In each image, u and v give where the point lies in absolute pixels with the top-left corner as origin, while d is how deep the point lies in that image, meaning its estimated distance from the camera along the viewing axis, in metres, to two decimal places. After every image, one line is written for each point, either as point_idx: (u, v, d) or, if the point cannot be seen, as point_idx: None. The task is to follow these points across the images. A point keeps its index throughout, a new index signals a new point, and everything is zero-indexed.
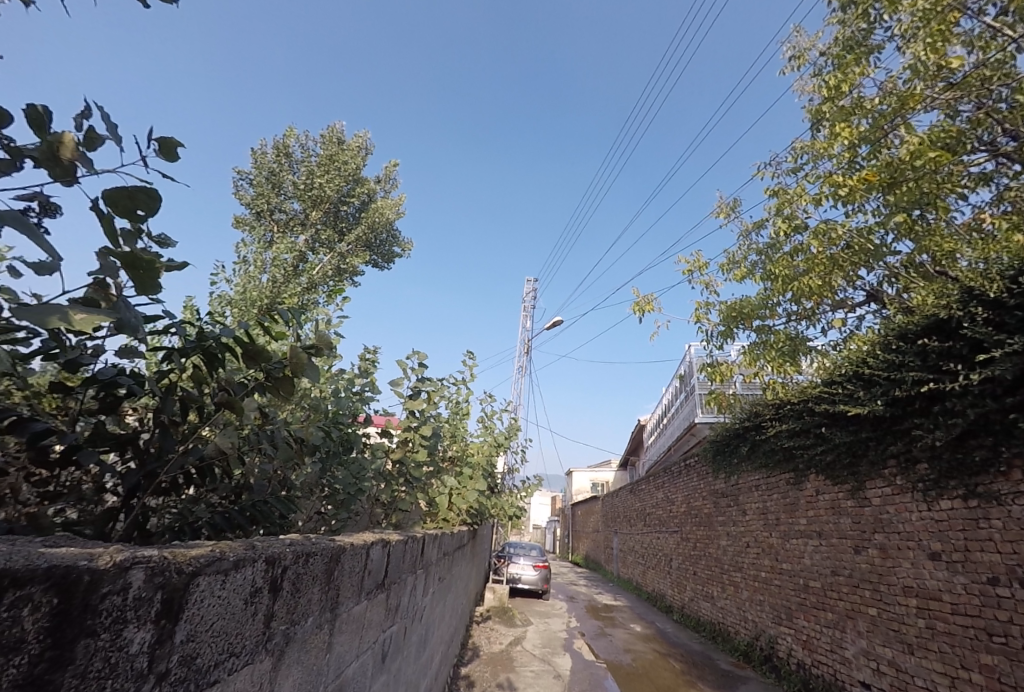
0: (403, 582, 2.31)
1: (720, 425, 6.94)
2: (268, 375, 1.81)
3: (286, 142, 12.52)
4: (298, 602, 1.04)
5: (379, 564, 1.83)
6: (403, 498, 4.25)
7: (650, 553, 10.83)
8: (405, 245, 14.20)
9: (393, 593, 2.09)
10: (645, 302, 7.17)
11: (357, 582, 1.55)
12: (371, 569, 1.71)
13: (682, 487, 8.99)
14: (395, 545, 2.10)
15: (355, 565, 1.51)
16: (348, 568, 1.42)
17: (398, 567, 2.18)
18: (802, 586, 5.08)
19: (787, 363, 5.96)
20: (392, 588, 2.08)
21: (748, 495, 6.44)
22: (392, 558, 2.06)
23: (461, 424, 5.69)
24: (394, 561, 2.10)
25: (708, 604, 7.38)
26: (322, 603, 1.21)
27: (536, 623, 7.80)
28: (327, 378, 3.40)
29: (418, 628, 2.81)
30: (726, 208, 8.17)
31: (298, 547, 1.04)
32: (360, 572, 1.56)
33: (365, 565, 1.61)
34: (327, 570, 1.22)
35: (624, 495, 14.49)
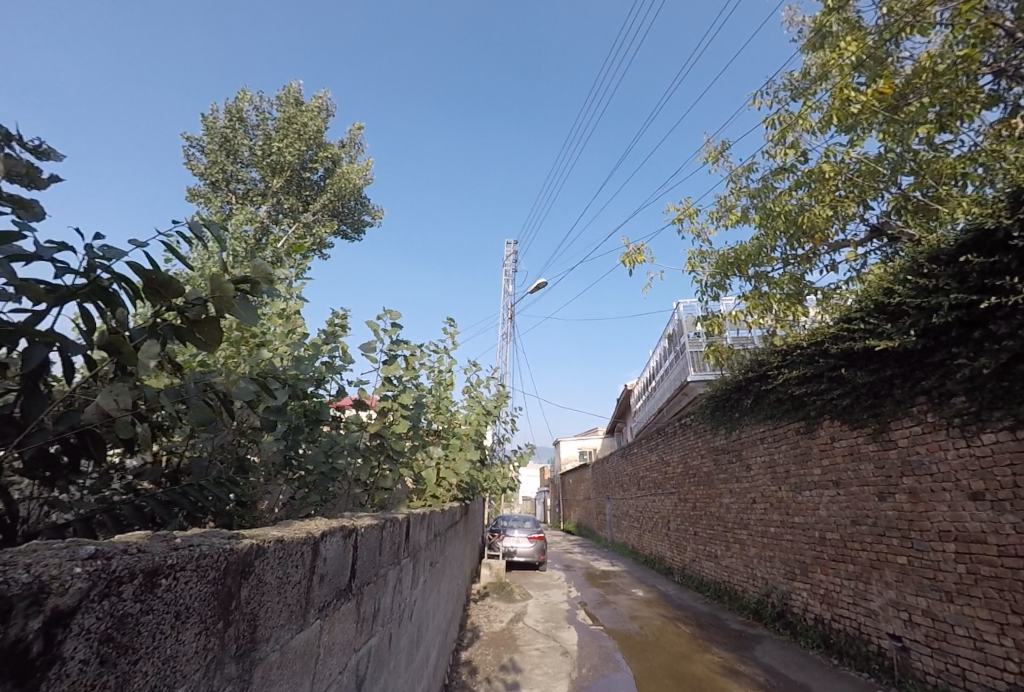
0: (381, 576, 1.81)
1: (719, 380, 6.61)
2: (180, 318, 1.38)
3: (238, 106, 11.46)
4: (120, 670, 0.57)
5: (341, 561, 1.32)
6: (385, 476, 3.74)
7: (645, 517, 10.67)
8: (375, 213, 13.36)
9: (367, 595, 1.59)
10: (636, 253, 6.69)
11: (298, 601, 1.05)
12: (325, 575, 1.20)
13: (678, 447, 8.73)
14: (367, 531, 1.59)
15: (292, 572, 1.01)
16: (274, 582, 0.93)
17: (373, 560, 1.67)
18: (818, 539, 4.81)
19: (790, 309, 5.63)
20: (367, 588, 1.59)
21: (751, 449, 6.16)
22: (363, 551, 1.55)
23: (445, 395, 5.19)
24: (366, 554, 1.59)
25: (711, 563, 7.19)
26: (207, 663, 0.73)
27: (536, 596, 7.52)
28: (283, 339, 2.84)
29: (407, 628, 2.33)
30: (714, 151, 7.70)
31: (114, 565, 0.57)
32: (303, 584, 1.06)
33: (313, 571, 1.11)
34: (213, 605, 0.74)
35: (615, 462, 14.32)
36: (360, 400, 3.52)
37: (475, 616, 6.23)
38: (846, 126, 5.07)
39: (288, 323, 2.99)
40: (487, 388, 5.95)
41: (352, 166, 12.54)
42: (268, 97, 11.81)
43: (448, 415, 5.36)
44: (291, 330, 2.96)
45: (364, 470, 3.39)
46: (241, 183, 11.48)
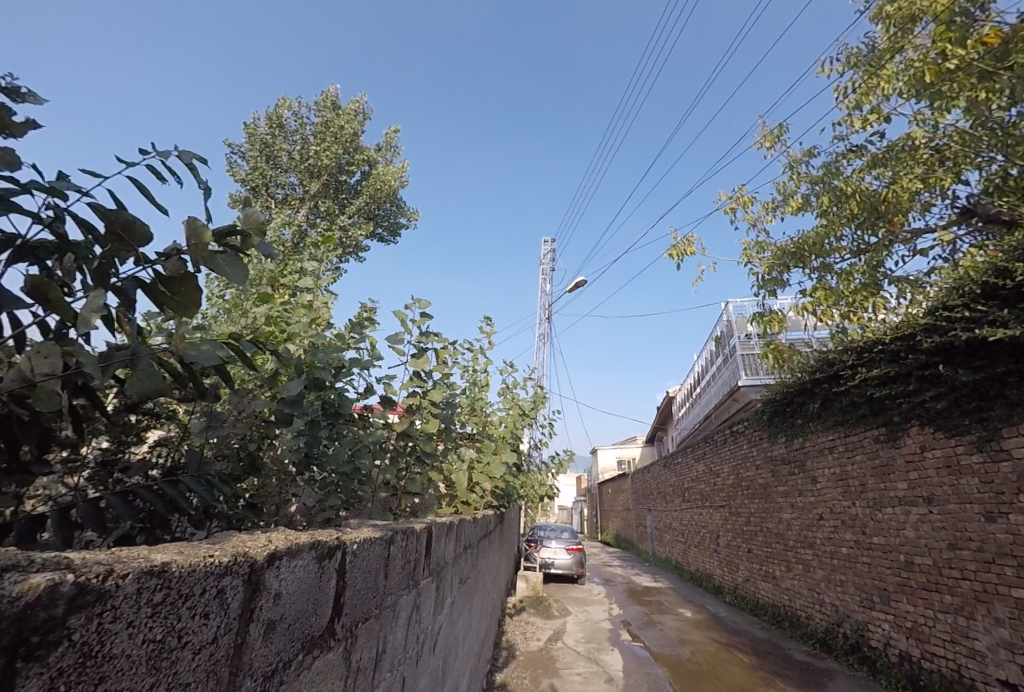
0: (388, 606, 1.56)
1: (778, 383, 6.02)
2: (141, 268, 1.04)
3: (278, 113, 11.73)
4: None
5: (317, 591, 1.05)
6: (413, 478, 3.47)
7: (691, 531, 10.01)
8: (411, 215, 13.38)
9: (363, 635, 1.35)
10: (683, 244, 6.20)
11: (211, 670, 0.68)
12: (287, 614, 0.90)
13: (729, 456, 8.09)
14: (363, 550, 1.33)
15: (193, 632, 0.62)
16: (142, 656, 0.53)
17: (373, 584, 1.42)
18: (904, 564, 4.19)
19: (865, 301, 5.02)
20: (362, 628, 1.34)
21: (817, 460, 5.52)
22: (357, 576, 1.30)
23: (479, 395, 4.89)
24: (362, 581, 1.33)
25: (768, 584, 6.54)
26: None
27: (575, 612, 7.06)
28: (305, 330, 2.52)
29: (425, 659, 2.03)
30: (771, 135, 7.15)
31: None
32: (218, 643, 0.68)
33: (247, 616, 0.76)
34: None
35: (656, 471, 13.64)
36: (386, 402, 3.26)
37: (510, 632, 5.86)
38: (927, 100, 4.59)
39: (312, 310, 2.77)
40: (523, 389, 5.63)
41: (388, 168, 12.60)
42: (307, 103, 12.04)
43: (482, 416, 5.07)
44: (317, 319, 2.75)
45: (391, 472, 3.13)
46: (281, 188, 11.68)
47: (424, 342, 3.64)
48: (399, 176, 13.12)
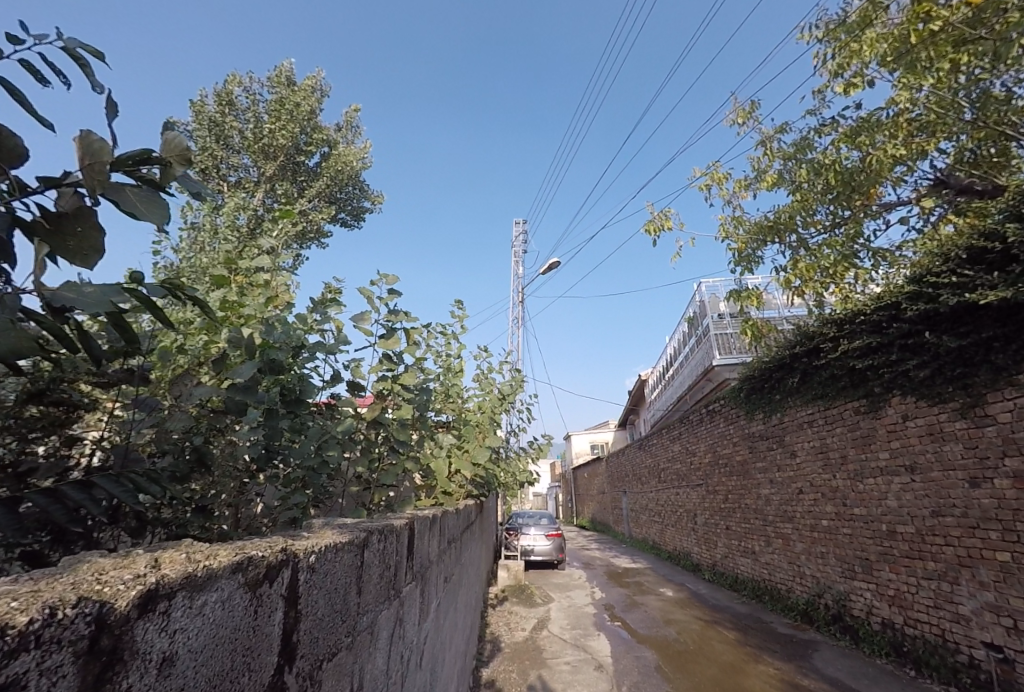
0: (363, 629, 1.31)
1: (755, 360, 6.00)
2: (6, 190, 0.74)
3: (228, 89, 10.85)
4: None
5: (237, 629, 0.77)
6: (388, 470, 3.18)
7: (667, 511, 10.10)
8: (375, 198, 12.81)
9: (331, 674, 1.12)
10: (661, 218, 6.09)
11: None
12: (170, 661, 0.62)
13: (704, 435, 8.14)
14: (324, 564, 1.09)
15: None
16: None
17: (341, 604, 1.18)
18: (886, 533, 4.22)
19: (844, 274, 4.99)
20: (329, 665, 1.11)
21: (795, 434, 5.53)
22: (317, 595, 1.05)
23: (455, 380, 4.63)
24: (325, 604, 1.09)
25: (747, 560, 6.62)
26: None
27: (558, 598, 6.97)
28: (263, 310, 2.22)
29: (410, 675, 1.80)
30: (743, 111, 7.10)
31: None
32: None
33: None
34: None
35: (630, 453, 13.73)
36: (355, 387, 2.98)
37: (494, 624, 5.68)
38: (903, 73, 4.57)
39: (260, 286, 2.45)
40: (501, 373, 5.40)
41: (350, 149, 11.95)
42: (259, 78, 11.21)
43: (458, 402, 4.81)
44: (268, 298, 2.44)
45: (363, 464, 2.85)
46: (234, 169, 10.93)
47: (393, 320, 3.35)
48: (362, 157, 12.47)
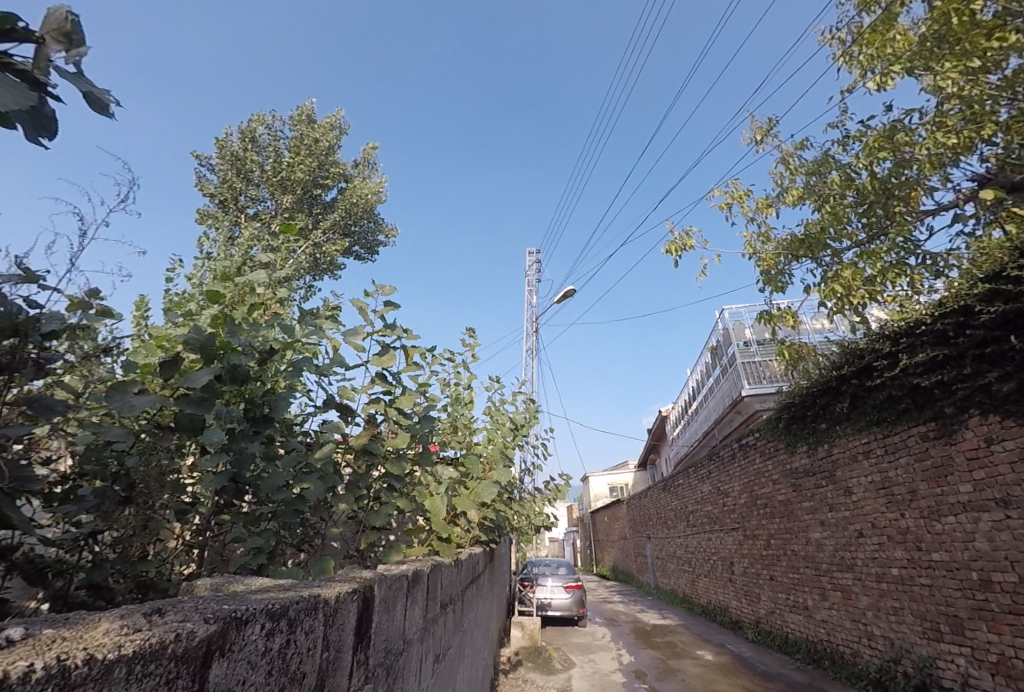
0: None
1: (795, 385, 5.40)
2: None
3: (252, 128, 11.03)
4: None
5: None
6: (375, 509, 2.65)
7: (699, 559, 9.14)
8: (388, 232, 12.75)
9: None
10: (682, 239, 5.65)
11: None
12: None
13: (738, 473, 7.36)
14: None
15: None
16: None
17: None
18: (979, 584, 3.48)
19: (903, 282, 4.43)
20: None
21: (848, 468, 4.83)
22: None
23: (461, 408, 4.12)
24: None
25: (799, 616, 5.73)
26: None
27: (581, 663, 6.10)
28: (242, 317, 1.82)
29: None
30: (761, 129, 6.84)
31: None
32: None
33: None
34: None
35: (655, 494, 12.78)
36: (344, 411, 2.54)
37: None
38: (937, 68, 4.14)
39: (226, 281, 2.06)
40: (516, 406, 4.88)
41: (366, 184, 12.00)
42: (282, 117, 11.45)
43: (467, 435, 4.29)
44: (244, 298, 2.06)
45: (344, 502, 2.33)
46: (252, 203, 11.05)
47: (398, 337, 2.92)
48: (378, 192, 12.50)
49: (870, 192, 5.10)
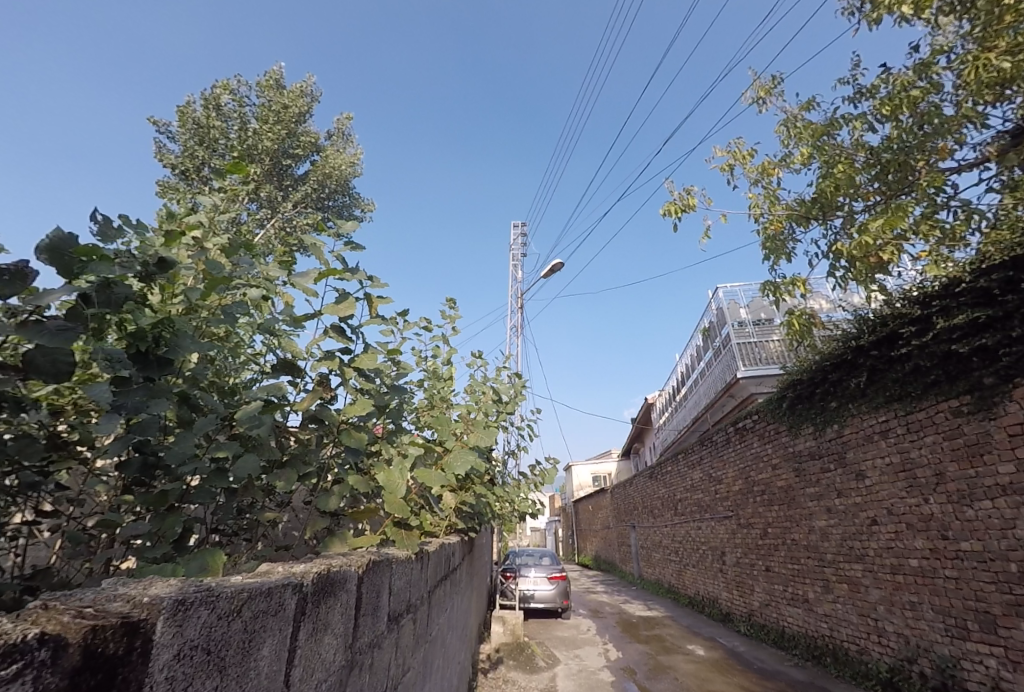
0: None
1: (802, 362, 5.00)
2: None
3: (216, 95, 10.08)
4: None
5: None
6: (324, 488, 2.09)
7: (687, 548, 8.82)
8: (366, 208, 11.97)
9: None
10: (682, 201, 5.17)
11: None
12: None
13: (732, 460, 6.97)
14: None
15: None
16: None
17: None
18: (1018, 577, 3.11)
19: (933, 235, 3.97)
20: None
21: (859, 451, 4.43)
22: None
23: (435, 377, 3.58)
24: None
25: (797, 609, 5.39)
26: None
27: (566, 659, 5.67)
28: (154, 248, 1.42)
29: None
30: (763, 88, 6.36)
31: None
32: None
33: None
34: None
35: (641, 483, 12.44)
36: (291, 368, 1.99)
37: None
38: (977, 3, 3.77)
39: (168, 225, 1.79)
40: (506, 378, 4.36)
41: (341, 155, 11.22)
42: (247, 82, 10.59)
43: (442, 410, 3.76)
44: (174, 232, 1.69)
45: (284, 478, 1.80)
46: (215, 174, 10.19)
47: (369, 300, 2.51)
48: (355, 165, 11.65)
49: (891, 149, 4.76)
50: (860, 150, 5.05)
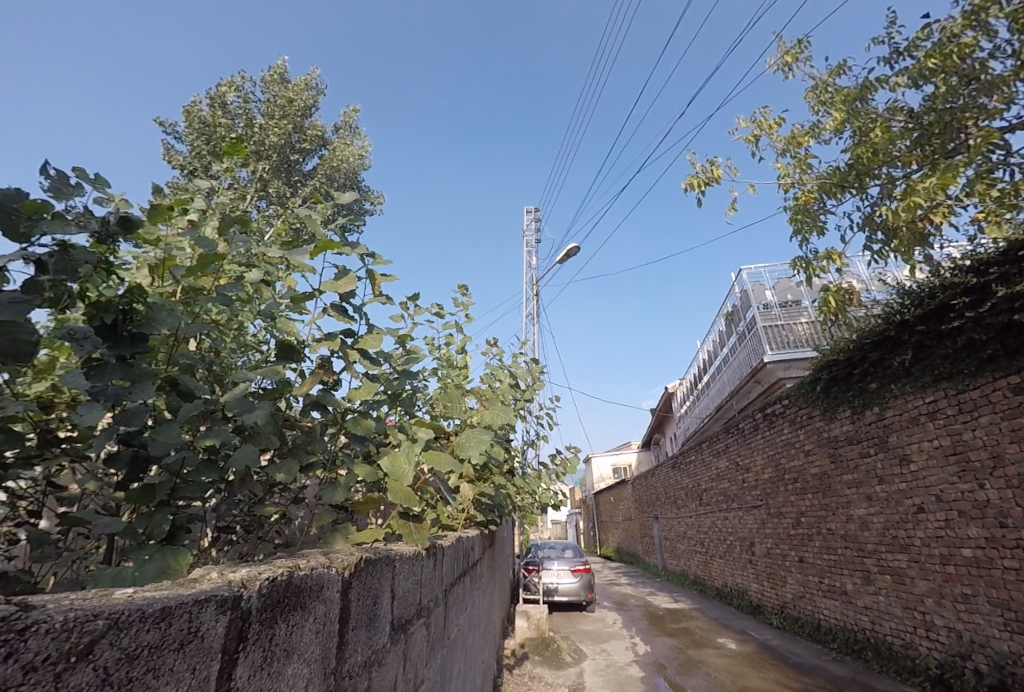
0: None
1: (838, 342, 4.73)
2: None
3: (222, 92, 10.02)
4: None
5: None
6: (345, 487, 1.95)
7: (713, 539, 8.59)
8: (375, 201, 11.85)
9: None
10: (706, 173, 5.00)
11: None
12: None
13: (760, 447, 6.71)
14: None
15: None
16: None
17: None
18: None
19: (989, 197, 3.64)
20: None
21: (902, 435, 4.16)
22: None
23: (451, 368, 3.45)
24: None
25: (834, 601, 5.15)
26: None
27: (593, 654, 5.54)
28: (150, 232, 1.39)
29: None
30: (790, 54, 6.02)
31: None
32: None
33: None
34: None
35: (662, 473, 12.21)
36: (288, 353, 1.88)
37: None
38: None
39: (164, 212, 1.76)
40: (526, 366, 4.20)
41: (350, 148, 11.11)
42: (252, 77, 10.51)
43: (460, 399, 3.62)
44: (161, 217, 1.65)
45: (284, 469, 1.68)
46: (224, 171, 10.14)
47: (371, 278, 2.37)
48: (360, 156, 11.60)
49: (939, 112, 4.45)
50: (912, 115, 4.74)
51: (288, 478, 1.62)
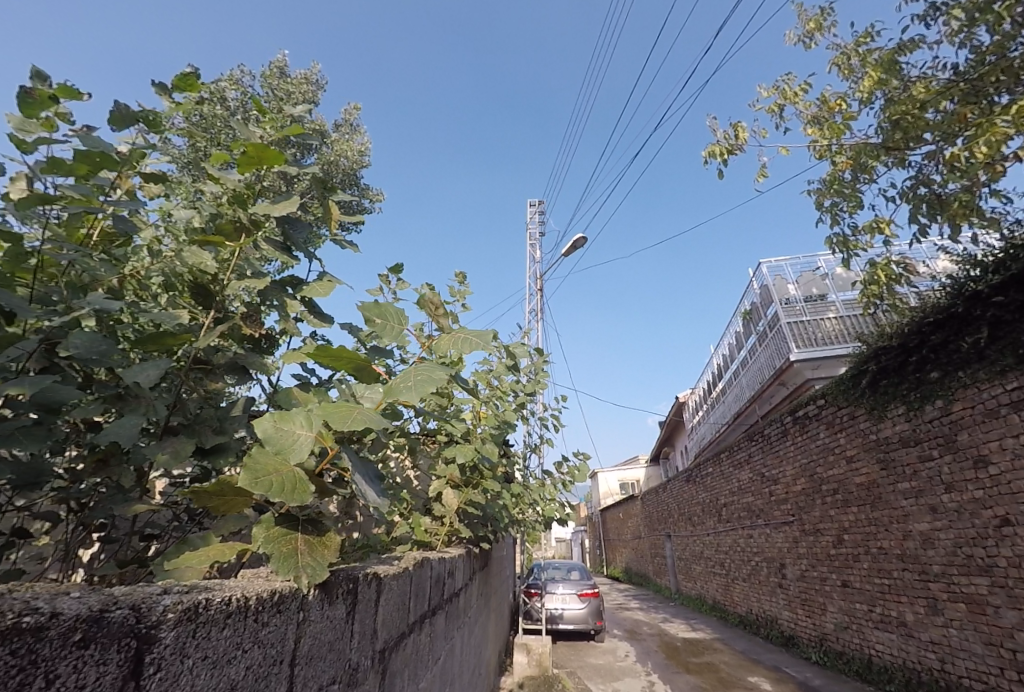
0: None
1: (888, 328, 4.09)
2: None
3: (217, 86, 9.61)
4: None
5: None
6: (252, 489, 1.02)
7: (735, 561, 7.76)
8: (374, 199, 11.35)
9: None
10: (728, 140, 4.41)
11: None
12: None
13: (791, 455, 5.96)
14: None
15: None
16: None
17: None
18: None
19: None
20: None
21: (975, 432, 3.45)
22: None
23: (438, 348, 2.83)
24: None
25: (890, 634, 4.35)
26: None
27: None
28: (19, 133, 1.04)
29: None
30: (816, 19, 5.45)
31: None
32: None
33: None
34: None
35: (675, 488, 11.36)
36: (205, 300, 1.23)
37: None
38: None
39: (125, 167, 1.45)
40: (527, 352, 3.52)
41: (349, 145, 10.67)
42: (251, 72, 10.13)
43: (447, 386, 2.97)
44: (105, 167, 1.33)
45: (173, 452, 0.98)
46: None
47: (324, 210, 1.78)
48: (360, 153, 11.13)
49: (996, 58, 3.82)
50: (962, 69, 4.10)
51: (171, 465, 0.95)
